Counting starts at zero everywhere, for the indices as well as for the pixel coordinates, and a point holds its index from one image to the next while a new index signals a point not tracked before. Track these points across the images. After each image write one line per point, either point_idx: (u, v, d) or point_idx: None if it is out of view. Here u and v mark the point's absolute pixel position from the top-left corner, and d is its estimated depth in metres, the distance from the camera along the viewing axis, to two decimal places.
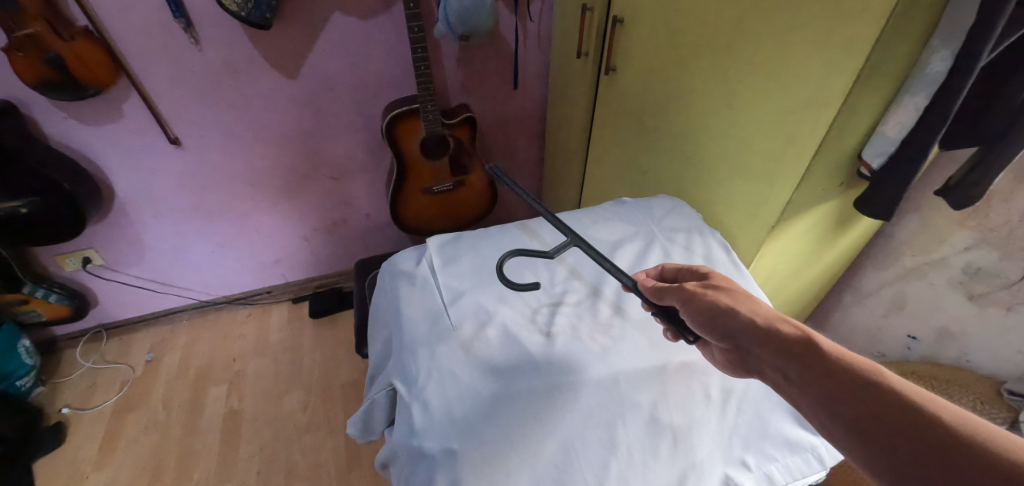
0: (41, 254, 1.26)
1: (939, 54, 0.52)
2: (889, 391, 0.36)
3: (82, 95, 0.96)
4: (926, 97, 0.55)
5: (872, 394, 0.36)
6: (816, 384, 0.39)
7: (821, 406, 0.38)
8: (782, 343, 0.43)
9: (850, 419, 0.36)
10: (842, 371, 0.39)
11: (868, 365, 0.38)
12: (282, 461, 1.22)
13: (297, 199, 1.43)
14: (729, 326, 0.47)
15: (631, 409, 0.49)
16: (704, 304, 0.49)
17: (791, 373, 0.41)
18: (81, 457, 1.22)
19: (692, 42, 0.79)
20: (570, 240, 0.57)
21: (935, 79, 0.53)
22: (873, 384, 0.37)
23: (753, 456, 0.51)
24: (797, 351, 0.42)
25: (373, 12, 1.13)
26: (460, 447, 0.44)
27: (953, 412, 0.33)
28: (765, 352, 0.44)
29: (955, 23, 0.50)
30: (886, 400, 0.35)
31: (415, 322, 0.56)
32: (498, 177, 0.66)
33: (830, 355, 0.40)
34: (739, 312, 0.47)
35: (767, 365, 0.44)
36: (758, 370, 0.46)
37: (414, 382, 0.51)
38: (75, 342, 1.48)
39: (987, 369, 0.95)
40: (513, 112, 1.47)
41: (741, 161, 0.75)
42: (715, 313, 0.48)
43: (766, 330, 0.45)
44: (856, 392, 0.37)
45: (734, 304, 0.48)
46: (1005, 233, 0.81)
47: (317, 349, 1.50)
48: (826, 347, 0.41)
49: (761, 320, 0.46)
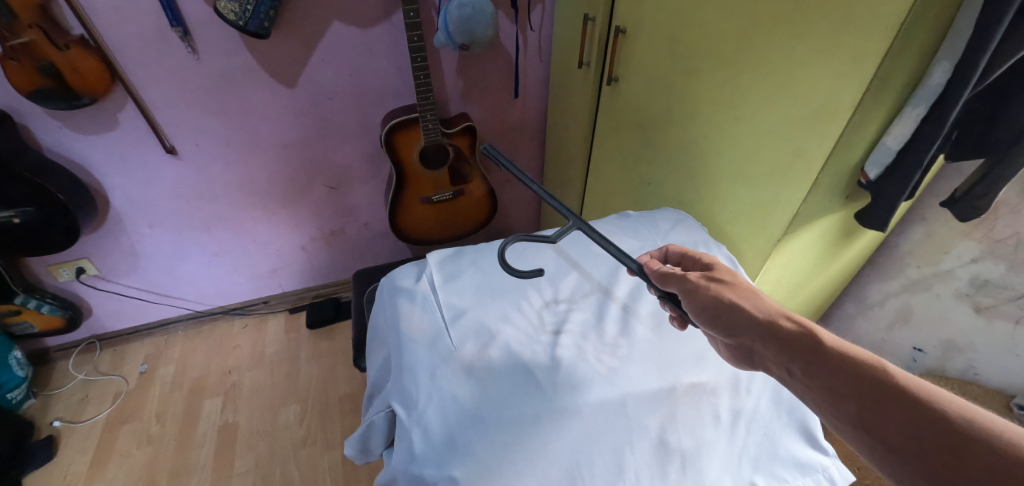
0: (34, 264, 1.24)
1: (940, 66, 0.51)
2: (895, 386, 0.35)
3: (75, 104, 0.94)
4: (926, 109, 0.54)
5: (876, 387, 0.35)
6: (821, 380, 0.38)
7: (826, 400, 0.37)
8: (786, 338, 0.42)
9: (856, 416, 0.35)
10: (844, 365, 0.38)
11: (873, 359, 0.37)
12: (277, 475, 1.19)
13: (295, 209, 1.41)
14: (733, 322, 0.46)
15: (639, 431, 0.48)
16: (707, 298, 0.48)
17: (795, 369, 0.40)
18: (71, 471, 1.20)
19: (698, 51, 0.77)
20: (573, 223, 0.56)
21: (935, 90, 0.53)
22: (878, 378, 0.36)
23: (763, 478, 0.50)
24: (801, 346, 0.41)
25: (372, 21, 1.12)
26: (462, 475, 0.43)
27: (964, 407, 0.32)
28: (769, 349, 0.43)
29: (957, 36, 0.49)
30: (892, 394, 0.34)
31: (415, 341, 0.54)
32: (494, 157, 0.65)
33: (832, 348, 0.39)
34: (743, 305, 0.46)
35: (771, 360, 0.43)
36: (763, 365, 0.45)
37: (414, 404, 0.49)
38: (67, 354, 1.46)
39: (995, 383, 0.94)
40: (514, 120, 1.45)
41: (747, 172, 0.74)
42: (719, 308, 0.47)
43: (769, 324, 0.44)
44: (860, 388, 0.36)
45: (739, 297, 0.47)
46: (1011, 245, 0.80)
47: (314, 361, 1.48)
48: (830, 341, 0.40)
49: (763, 314, 0.45)
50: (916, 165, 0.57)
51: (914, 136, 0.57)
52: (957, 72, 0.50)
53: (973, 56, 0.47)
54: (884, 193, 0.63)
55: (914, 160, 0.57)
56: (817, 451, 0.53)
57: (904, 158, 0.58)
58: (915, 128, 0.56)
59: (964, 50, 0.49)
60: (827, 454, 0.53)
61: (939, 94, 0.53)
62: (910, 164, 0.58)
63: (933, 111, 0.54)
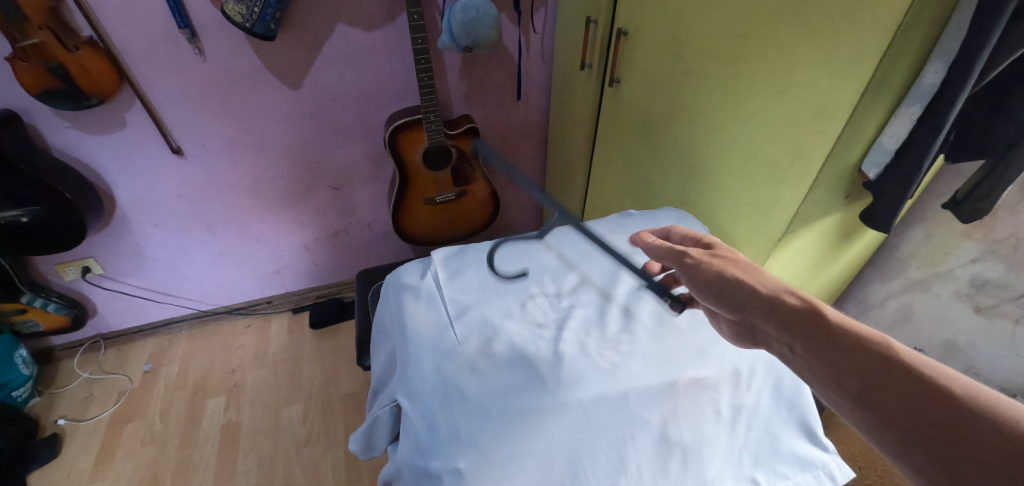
0: (41, 263, 1.25)
1: (933, 67, 0.52)
2: (900, 363, 0.35)
3: (84, 105, 0.95)
4: (921, 108, 0.55)
5: (878, 363, 0.36)
6: (826, 356, 0.38)
7: (829, 376, 0.38)
8: (789, 314, 0.42)
9: (859, 392, 0.35)
10: (847, 340, 0.38)
11: (876, 335, 0.38)
12: (280, 474, 1.20)
13: (299, 209, 1.42)
14: (736, 297, 0.46)
15: (640, 425, 0.48)
16: (711, 275, 0.49)
17: (797, 345, 0.41)
18: (76, 469, 1.21)
19: (698, 52, 0.79)
20: None
21: (928, 90, 0.54)
22: (883, 354, 0.36)
23: (763, 474, 0.51)
24: (805, 323, 0.41)
25: (377, 23, 1.13)
26: (467, 466, 0.43)
27: (963, 382, 0.33)
28: (771, 324, 0.43)
29: (949, 37, 0.50)
30: (896, 369, 0.35)
31: (419, 336, 0.55)
32: None
33: (837, 324, 0.40)
34: (748, 280, 0.46)
35: (773, 337, 0.43)
36: (766, 342, 0.46)
37: (419, 398, 0.50)
38: (73, 352, 1.47)
39: (997, 383, 0.94)
40: (516, 122, 1.47)
41: (749, 172, 0.74)
42: (726, 284, 0.47)
43: (773, 299, 0.44)
44: (866, 363, 0.36)
45: (742, 274, 0.47)
46: (1011, 245, 0.81)
47: (317, 360, 1.49)
48: (834, 317, 0.40)
49: (767, 289, 0.45)
50: (915, 163, 0.58)
51: (910, 135, 0.57)
52: (950, 72, 0.51)
53: (969, 57, 0.48)
54: (883, 192, 0.64)
55: (913, 160, 0.57)
56: (817, 447, 0.54)
57: (902, 157, 0.59)
58: (912, 128, 0.57)
59: (958, 51, 0.50)
60: (827, 451, 0.54)
61: (934, 93, 0.54)
62: (908, 162, 0.58)
63: (928, 111, 0.55)
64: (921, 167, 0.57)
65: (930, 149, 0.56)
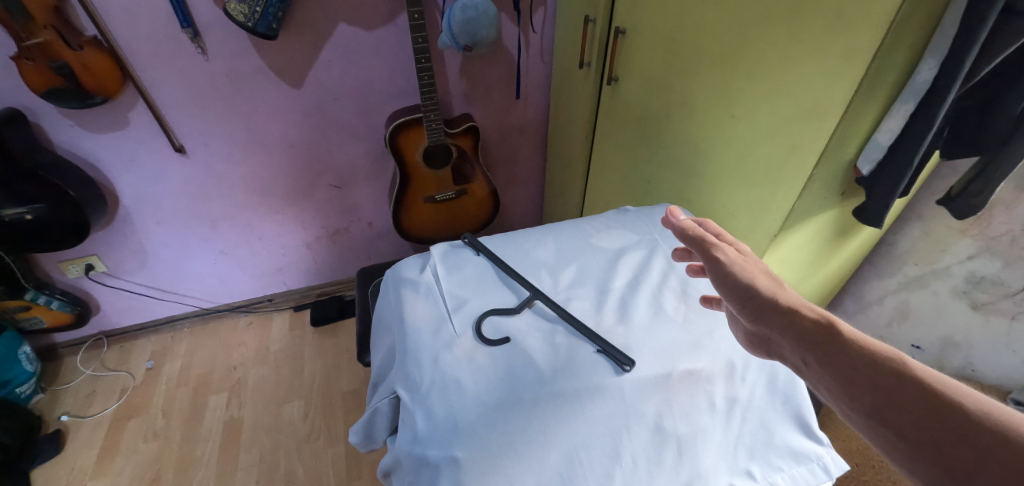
0: (45, 261, 1.26)
1: (926, 64, 0.53)
2: (913, 379, 0.34)
3: (88, 103, 0.96)
4: (914, 105, 0.56)
5: (891, 379, 0.34)
6: (837, 370, 0.37)
7: (840, 391, 0.36)
8: (804, 329, 0.41)
9: (869, 405, 0.34)
10: (860, 356, 0.37)
11: (892, 352, 0.36)
12: (281, 470, 1.21)
13: (300, 207, 1.43)
14: (758, 306, 0.45)
15: (635, 416, 0.49)
16: (736, 280, 0.47)
17: (810, 358, 0.39)
18: (79, 465, 1.22)
19: (695, 51, 0.79)
20: None
21: (922, 87, 0.54)
22: (896, 371, 0.35)
23: (758, 466, 0.51)
24: (817, 337, 0.40)
25: (378, 22, 1.14)
26: (464, 455, 0.44)
27: (978, 400, 0.31)
28: (786, 338, 0.42)
29: (941, 34, 0.51)
30: (907, 385, 0.33)
31: (419, 329, 0.56)
32: None
33: (851, 339, 0.38)
34: (770, 291, 0.46)
35: (788, 350, 0.42)
36: (780, 355, 0.44)
37: (418, 388, 0.50)
38: (76, 349, 1.48)
39: (993, 379, 0.94)
40: (516, 121, 1.47)
41: (745, 169, 0.75)
42: (747, 292, 0.46)
43: (789, 311, 0.43)
44: (878, 379, 0.35)
45: (767, 284, 0.47)
46: (1007, 242, 0.81)
47: (318, 358, 1.50)
48: (849, 333, 0.39)
49: (784, 302, 0.44)
50: (907, 159, 0.58)
51: (904, 132, 0.58)
52: (943, 69, 0.51)
53: (962, 53, 0.49)
54: (877, 188, 0.64)
55: (906, 156, 0.58)
56: (812, 441, 0.54)
57: (895, 153, 0.60)
58: (905, 124, 0.58)
59: (951, 48, 0.50)
60: (822, 444, 0.54)
61: (927, 90, 0.54)
62: (902, 157, 0.59)
63: (922, 108, 0.55)
64: (913, 163, 0.58)
65: (923, 144, 0.57)
